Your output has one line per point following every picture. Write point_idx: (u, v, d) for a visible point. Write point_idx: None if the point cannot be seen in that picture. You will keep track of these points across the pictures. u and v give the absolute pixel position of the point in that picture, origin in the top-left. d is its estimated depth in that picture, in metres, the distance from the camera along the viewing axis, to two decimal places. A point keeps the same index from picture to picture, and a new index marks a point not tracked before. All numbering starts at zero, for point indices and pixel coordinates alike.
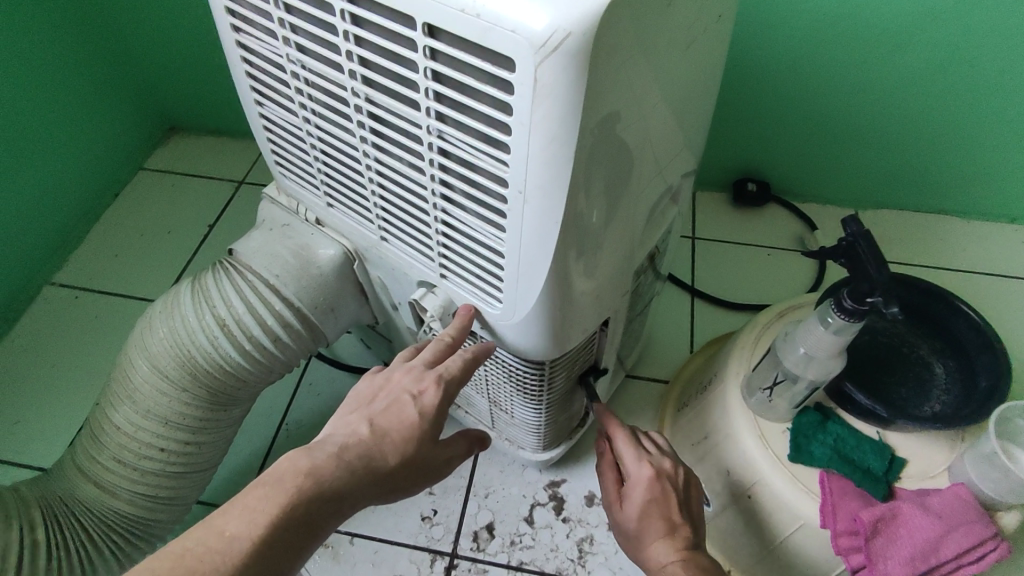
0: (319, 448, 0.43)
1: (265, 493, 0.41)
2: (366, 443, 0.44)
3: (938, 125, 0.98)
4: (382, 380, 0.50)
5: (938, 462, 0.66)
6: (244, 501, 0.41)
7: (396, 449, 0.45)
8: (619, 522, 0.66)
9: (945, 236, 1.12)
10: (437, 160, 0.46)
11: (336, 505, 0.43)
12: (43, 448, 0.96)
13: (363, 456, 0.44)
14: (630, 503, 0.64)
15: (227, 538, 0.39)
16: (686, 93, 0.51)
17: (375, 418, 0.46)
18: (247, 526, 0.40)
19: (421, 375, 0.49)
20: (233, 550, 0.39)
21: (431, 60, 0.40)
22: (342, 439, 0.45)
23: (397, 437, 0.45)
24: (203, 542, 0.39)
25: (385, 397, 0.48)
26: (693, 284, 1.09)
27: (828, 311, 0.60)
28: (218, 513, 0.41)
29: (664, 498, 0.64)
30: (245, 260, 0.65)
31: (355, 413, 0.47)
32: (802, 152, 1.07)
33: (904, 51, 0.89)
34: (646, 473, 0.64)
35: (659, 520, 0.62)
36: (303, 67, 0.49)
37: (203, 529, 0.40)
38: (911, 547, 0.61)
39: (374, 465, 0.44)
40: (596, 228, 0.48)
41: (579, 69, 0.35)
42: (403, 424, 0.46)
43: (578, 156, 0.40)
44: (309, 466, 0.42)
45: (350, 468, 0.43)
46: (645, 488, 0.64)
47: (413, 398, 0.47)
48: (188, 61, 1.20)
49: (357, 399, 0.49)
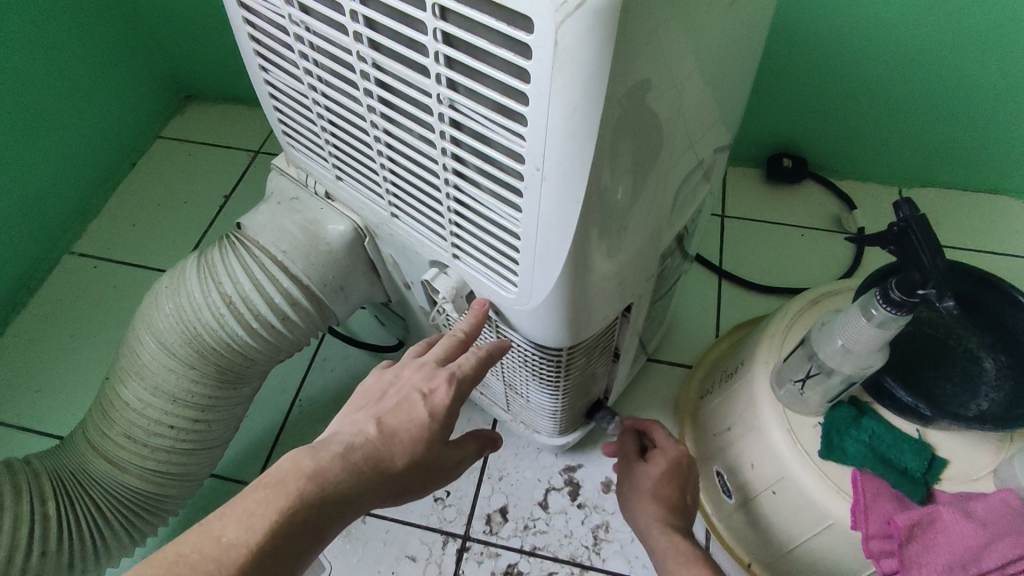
0: (324, 448, 0.41)
1: (267, 496, 0.38)
2: (375, 443, 0.42)
3: (999, 97, 0.90)
4: (392, 376, 0.47)
5: (982, 464, 0.62)
6: (243, 504, 0.39)
7: (406, 449, 0.43)
8: (638, 486, 0.71)
9: (997, 219, 1.04)
10: (449, 133, 0.42)
11: (339, 508, 0.40)
12: (65, 416, 0.97)
13: (370, 456, 0.42)
14: (658, 466, 0.71)
15: (224, 545, 0.37)
16: (726, 58, 0.46)
17: (383, 416, 0.44)
18: (245, 533, 0.38)
19: (433, 372, 0.46)
20: (230, 557, 0.37)
21: (441, 21, 0.36)
22: (348, 438, 0.42)
23: (406, 437, 0.43)
24: (198, 549, 0.37)
25: (394, 395, 0.45)
26: (721, 265, 1.04)
27: (873, 301, 0.55)
28: (217, 515, 0.39)
29: (682, 476, 0.71)
30: (252, 235, 0.63)
31: (363, 410, 0.44)
32: (844, 127, 1.00)
33: (966, 15, 0.81)
34: (680, 448, 0.72)
35: (673, 493, 0.70)
36: (306, 29, 0.46)
37: (199, 534, 0.38)
38: (948, 555, 0.57)
39: (383, 467, 0.42)
40: (621, 206, 0.44)
41: (606, 28, 0.31)
42: (413, 423, 0.43)
43: (602, 129, 0.36)
44: (313, 469, 0.40)
45: (357, 470, 0.41)
46: (675, 458, 0.71)
47: (423, 397, 0.44)
48: (204, 25, 1.16)
49: (364, 395, 0.46)
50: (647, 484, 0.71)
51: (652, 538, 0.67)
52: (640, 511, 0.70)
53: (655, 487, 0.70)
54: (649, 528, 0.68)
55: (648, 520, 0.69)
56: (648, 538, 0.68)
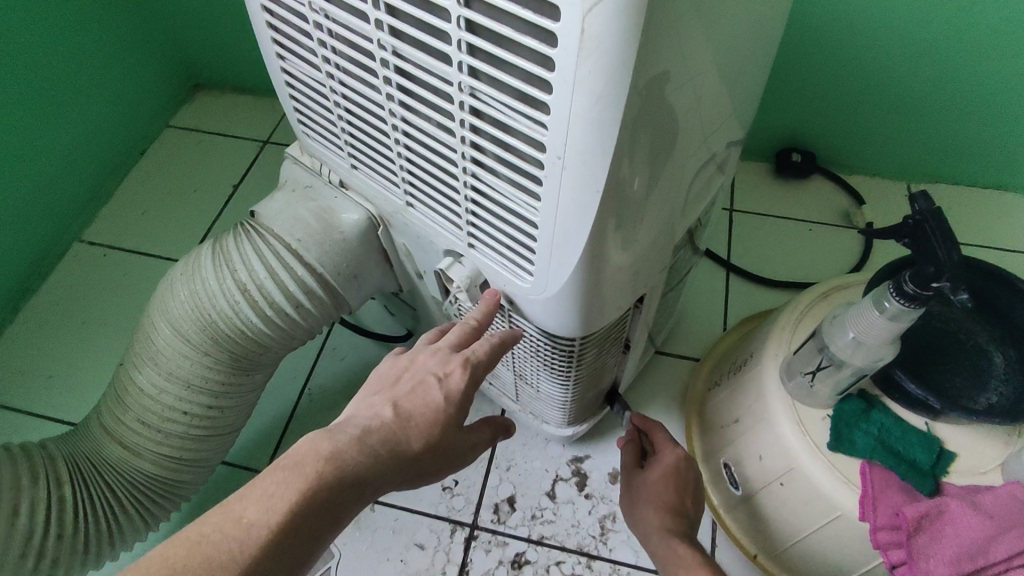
0: (341, 431, 0.41)
1: (285, 478, 0.39)
2: (390, 427, 0.43)
3: (1011, 93, 0.90)
4: (406, 362, 0.47)
5: (990, 457, 0.62)
6: (263, 485, 0.39)
7: (421, 433, 0.43)
8: (637, 491, 0.73)
9: (1006, 214, 1.04)
10: (469, 121, 0.43)
11: (357, 491, 0.41)
12: (76, 403, 0.98)
13: (386, 440, 0.42)
14: (657, 470, 0.73)
15: (244, 526, 0.38)
16: (744, 49, 0.46)
17: (399, 400, 0.44)
18: (265, 513, 0.38)
19: (447, 358, 0.47)
20: (251, 539, 0.38)
21: (465, 9, 0.36)
22: (364, 421, 0.43)
23: (421, 422, 0.43)
24: (220, 530, 0.38)
25: (409, 379, 0.46)
26: (729, 259, 1.04)
27: (886, 294, 0.55)
28: (237, 496, 0.39)
29: (682, 481, 0.72)
30: (267, 223, 0.63)
31: (379, 394, 0.45)
32: (854, 121, 1.00)
33: (980, 11, 0.81)
34: (677, 453, 0.73)
35: (673, 498, 0.71)
36: (326, 16, 0.46)
37: (220, 515, 0.39)
38: (956, 546, 0.57)
39: (399, 450, 0.42)
40: (639, 196, 0.44)
41: (632, 16, 0.31)
42: (428, 408, 0.44)
43: (625, 118, 0.36)
44: (331, 451, 0.40)
45: (373, 453, 0.41)
46: (675, 461, 0.73)
47: (438, 381, 0.45)
48: (214, 15, 1.16)
49: (380, 379, 0.46)
50: (645, 490, 0.72)
51: (652, 544, 0.68)
52: (638, 517, 0.71)
53: (653, 493, 0.71)
54: (649, 535, 0.69)
55: (650, 527, 0.69)
56: (648, 543, 0.69)
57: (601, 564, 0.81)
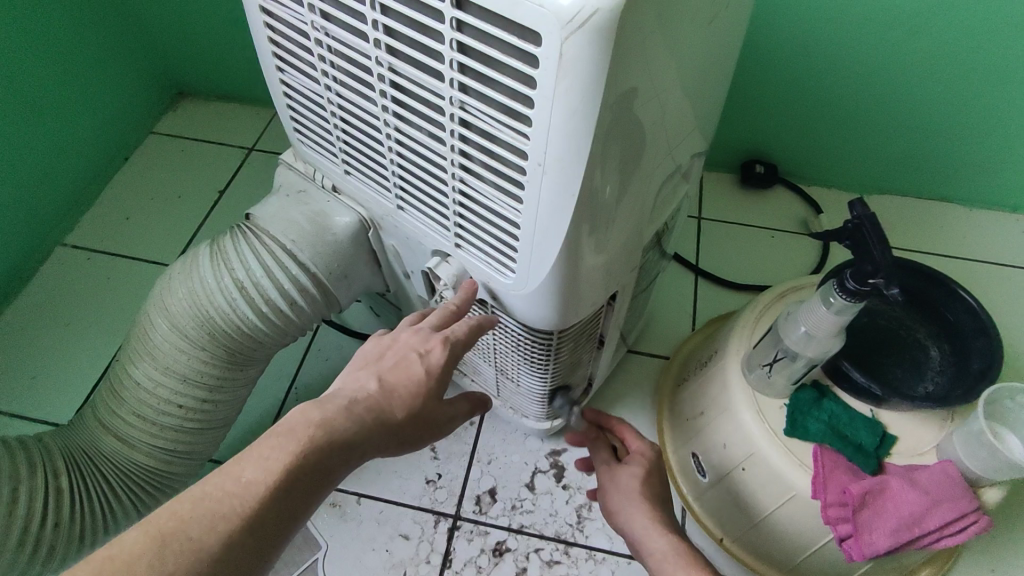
0: (329, 402, 0.45)
1: (279, 442, 0.42)
2: (376, 397, 0.47)
3: (949, 110, 0.98)
4: (389, 341, 0.51)
5: (927, 440, 0.69)
6: (259, 449, 0.43)
7: (404, 403, 0.47)
8: (623, 487, 0.64)
9: (949, 224, 1.13)
10: (458, 131, 0.47)
11: (345, 454, 0.44)
12: (60, 404, 0.99)
13: (372, 409, 0.46)
14: (638, 463, 0.65)
15: (243, 483, 0.41)
16: (703, 71, 0.52)
17: (384, 374, 0.48)
18: (264, 473, 0.41)
19: (427, 337, 0.51)
20: (249, 494, 0.41)
21: (458, 32, 0.41)
22: (350, 394, 0.47)
23: (405, 393, 0.48)
24: (220, 487, 0.41)
25: (392, 355, 0.50)
26: (696, 263, 1.10)
27: (831, 291, 0.61)
28: (235, 459, 0.42)
29: (662, 476, 0.66)
30: (262, 225, 0.67)
31: (364, 369, 0.49)
32: (810, 135, 1.07)
33: (918, 37, 0.89)
34: (654, 444, 0.67)
35: (660, 493, 0.64)
36: (327, 34, 0.50)
37: (217, 476, 0.41)
38: (896, 520, 0.64)
39: (383, 418, 0.46)
40: (610, 202, 0.49)
41: (604, 43, 0.36)
42: (410, 380, 0.48)
43: (598, 130, 0.41)
44: (322, 419, 0.44)
45: (361, 421, 0.45)
46: (655, 455, 0.66)
47: (419, 356, 0.49)
48: (202, 25, 1.19)
49: (364, 357, 0.51)
50: (632, 483, 0.64)
51: (648, 541, 0.60)
52: (628, 513, 0.62)
53: (642, 486, 0.63)
54: (644, 528, 0.60)
55: (645, 523, 0.61)
56: (638, 538, 0.61)
57: (578, 551, 0.85)
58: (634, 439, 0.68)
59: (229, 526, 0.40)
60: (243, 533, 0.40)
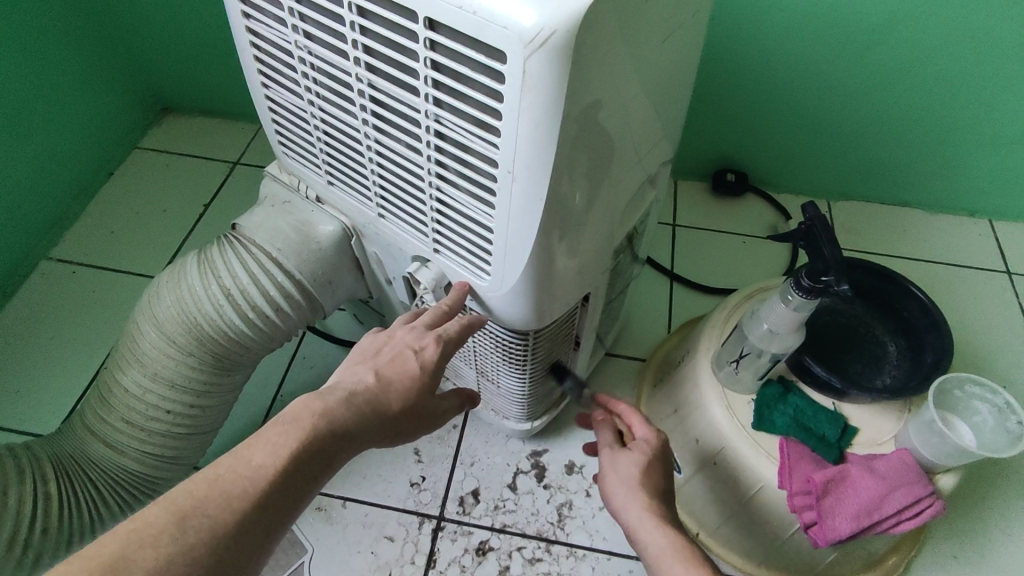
0: (330, 394, 0.49)
1: (285, 429, 0.45)
2: (373, 390, 0.50)
3: (906, 120, 1.04)
4: (385, 337, 0.55)
5: (885, 431, 0.73)
6: (265, 437, 0.45)
7: (399, 396, 0.51)
8: (622, 476, 0.60)
9: (911, 227, 1.18)
10: (434, 142, 0.51)
11: (346, 442, 0.48)
12: (45, 417, 0.99)
13: (369, 400, 0.49)
14: (641, 450, 0.62)
15: (253, 466, 0.44)
16: (665, 85, 0.56)
17: (380, 368, 0.52)
18: (270, 457, 0.44)
19: (422, 334, 0.55)
20: (259, 477, 0.43)
21: (431, 51, 0.44)
22: (350, 386, 0.50)
23: (400, 386, 0.51)
24: (232, 470, 0.43)
25: (389, 350, 0.53)
26: (671, 269, 1.14)
27: (788, 288, 0.65)
28: (245, 445, 0.45)
29: (666, 465, 0.62)
30: (248, 234, 0.69)
31: (362, 363, 0.52)
32: (778, 145, 1.13)
33: (873, 52, 0.95)
34: (661, 433, 0.63)
35: (660, 482, 0.60)
36: (309, 53, 0.54)
37: (229, 460, 0.44)
38: (857, 505, 0.67)
39: (380, 409, 0.50)
40: (580, 208, 0.53)
41: (561, 60, 0.40)
42: (406, 374, 0.52)
43: (561, 141, 0.44)
44: (323, 409, 0.47)
45: (360, 411, 0.49)
46: (661, 443, 0.63)
47: (415, 352, 0.53)
48: (187, 43, 1.22)
49: (362, 352, 0.54)
50: (632, 472, 0.59)
51: (642, 532, 0.55)
52: (624, 502, 0.58)
53: (641, 475, 0.59)
54: (640, 519, 0.56)
55: (640, 513, 0.56)
56: (632, 530, 0.56)
57: (559, 548, 0.88)
58: (641, 426, 0.64)
59: (242, 504, 0.42)
60: (254, 512, 0.43)
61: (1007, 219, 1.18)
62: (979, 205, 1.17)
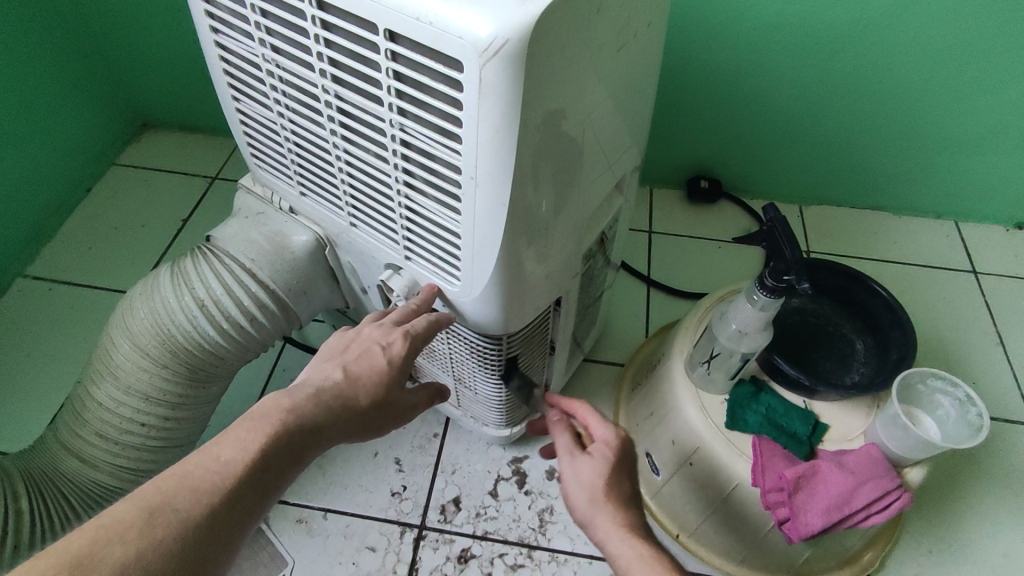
0: (298, 390, 0.50)
1: (252, 426, 0.46)
2: (341, 385, 0.51)
3: (870, 125, 1.07)
4: (352, 335, 0.56)
5: (855, 427, 0.74)
6: (233, 434, 0.46)
7: (367, 391, 0.52)
8: (586, 485, 0.53)
9: (881, 230, 1.21)
10: (400, 150, 0.52)
11: (315, 438, 0.49)
12: (21, 433, 0.98)
13: (338, 397, 0.51)
14: (601, 454, 0.55)
15: (222, 462, 0.45)
16: (627, 94, 0.58)
17: (348, 364, 0.53)
18: (239, 454, 0.45)
19: (389, 330, 0.56)
20: (228, 472, 0.45)
21: (392, 62, 0.46)
22: (317, 382, 0.51)
23: (368, 381, 0.52)
24: (201, 466, 0.44)
25: (356, 347, 0.54)
26: (648, 274, 1.16)
27: (753, 289, 0.67)
28: (213, 442, 0.46)
29: (630, 465, 0.56)
30: (222, 246, 0.70)
31: (330, 360, 0.53)
32: (748, 151, 1.15)
33: (834, 60, 0.98)
34: (622, 431, 0.57)
35: (626, 485, 0.54)
36: (277, 66, 0.55)
37: (198, 456, 0.45)
38: (827, 500, 0.69)
39: (349, 405, 0.51)
40: (545, 214, 0.54)
41: (516, 69, 0.41)
42: (373, 370, 0.53)
43: (522, 147, 0.46)
44: (291, 405, 0.48)
45: (328, 408, 0.50)
46: (623, 443, 0.56)
47: (382, 348, 0.54)
48: (165, 59, 1.23)
49: (330, 350, 0.55)
50: (597, 481, 0.53)
51: (611, 545, 0.51)
52: (590, 517, 0.53)
53: (607, 484, 0.53)
54: (608, 532, 0.51)
55: (607, 526, 0.51)
56: (601, 544, 0.52)
57: (540, 553, 0.88)
58: (599, 425, 0.58)
59: (211, 499, 0.43)
60: (224, 507, 0.44)
61: (972, 221, 1.22)
62: (945, 207, 1.20)
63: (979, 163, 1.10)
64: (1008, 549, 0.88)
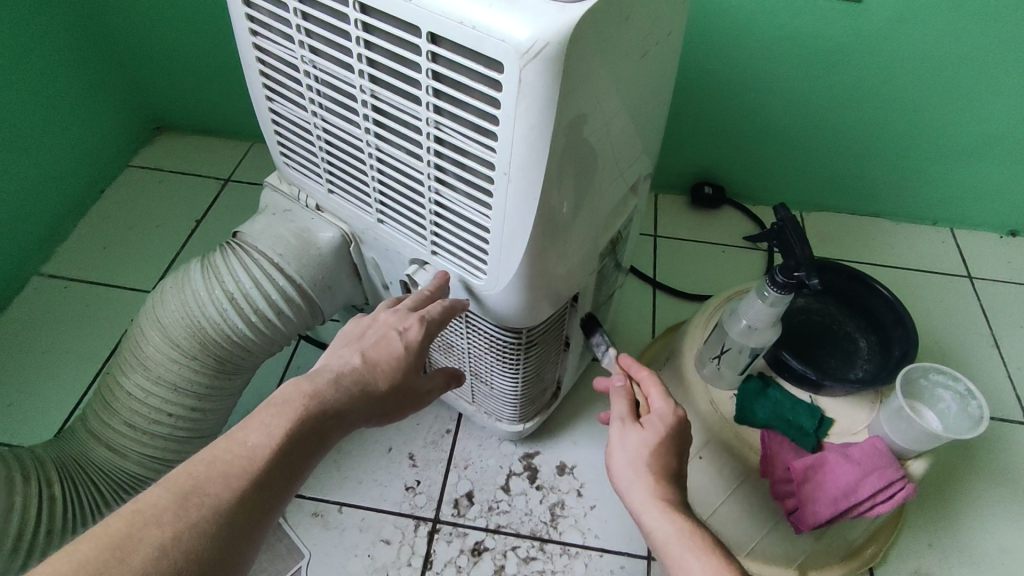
0: (318, 376, 0.52)
1: (277, 410, 0.49)
2: (360, 370, 0.54)
3: (867, 135, 1.11)
4: (368, 322, 0.59)
5: (859, 422, 0.77)
6: (260, 419, 0.48)
7: (386, 375, 0.55)
8: (631, 456, 0.56)
9: (879, 236, 1.24)
10: (433, 148, 0.54)
11: (337, 421, 0.51)
12: (37, 428, 1.00)
13: (358, 381, 0.53)
14: (652, 428, 0.57)
15: (248, 446, 0.47)
16: (645, 99, 0.61)
17: (366, 351, 0.55)
18: (267, 437, 0.47)
19: (405, 316, 0.59)
20: (256, 456, 0.46)
21: (432, 63, 0.48)
22: (336, 367, 0.53)
23: (385, 366, 0.55)
24: (228, 450, 0.46)
25: (373, 333, 0.57)
26: (654, 277, 1.19)
27: (764, 285, 0.69)
28: (241, 426, 0.48)
29: (681, 445, 0.57)
30: (251, 241, 0.72)
31: (348, 347, 0.56)
32: (751, 158, 1.19)
33: (833, 71, 1.02)
34: (680, 409, 0.58)
35: (672, 465, 0.56)
36: (314, 66, 0.57)
37: (226, 442, 0.47)
38: (834, 490, 0.71)
39: (368, 390, 0.53)
40: (568, 212, 0.57)
41: (554, 72, 0.44)
42: (390, 355, 0.55)
43: (554, 145, 0.48)
44: (313, 391, 0.50)
45: (349, 391, 0.52)
46: (676, 420, 0.58)
47: (398, 334, 0.57)
48: (182, 63, 1.25)
49: (347, 337, 0.58)
50: (643, 453, 0.56)
51: (648, 519, 0.53)
52: (629, 484, 0.55)
53: (652, 457, 0.55)
54: (645, 502, 0.54)
55: (642, 499, 0.54)
56: (638, 514, 0.54)
57: (552, 546, 0.90)
58: (659, 398, 0.59)
59: (240, 481, 0.45)
60: (254, 488, 0.45)
61: (966, 228, 1.25)
62: (940, 214, 1.24)
63: (972, 172, 1.14)
64: (1008, 543, 0.91)
